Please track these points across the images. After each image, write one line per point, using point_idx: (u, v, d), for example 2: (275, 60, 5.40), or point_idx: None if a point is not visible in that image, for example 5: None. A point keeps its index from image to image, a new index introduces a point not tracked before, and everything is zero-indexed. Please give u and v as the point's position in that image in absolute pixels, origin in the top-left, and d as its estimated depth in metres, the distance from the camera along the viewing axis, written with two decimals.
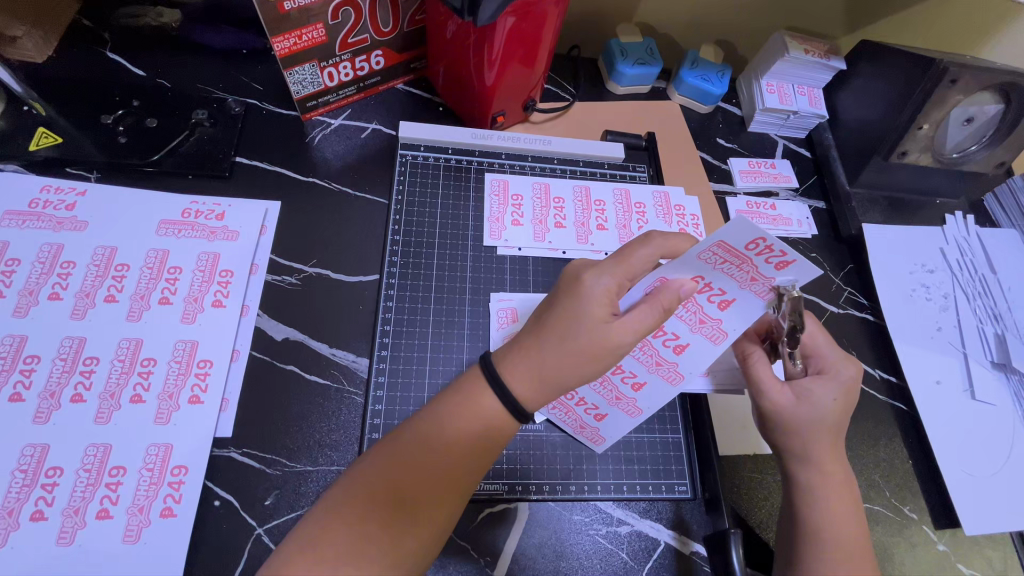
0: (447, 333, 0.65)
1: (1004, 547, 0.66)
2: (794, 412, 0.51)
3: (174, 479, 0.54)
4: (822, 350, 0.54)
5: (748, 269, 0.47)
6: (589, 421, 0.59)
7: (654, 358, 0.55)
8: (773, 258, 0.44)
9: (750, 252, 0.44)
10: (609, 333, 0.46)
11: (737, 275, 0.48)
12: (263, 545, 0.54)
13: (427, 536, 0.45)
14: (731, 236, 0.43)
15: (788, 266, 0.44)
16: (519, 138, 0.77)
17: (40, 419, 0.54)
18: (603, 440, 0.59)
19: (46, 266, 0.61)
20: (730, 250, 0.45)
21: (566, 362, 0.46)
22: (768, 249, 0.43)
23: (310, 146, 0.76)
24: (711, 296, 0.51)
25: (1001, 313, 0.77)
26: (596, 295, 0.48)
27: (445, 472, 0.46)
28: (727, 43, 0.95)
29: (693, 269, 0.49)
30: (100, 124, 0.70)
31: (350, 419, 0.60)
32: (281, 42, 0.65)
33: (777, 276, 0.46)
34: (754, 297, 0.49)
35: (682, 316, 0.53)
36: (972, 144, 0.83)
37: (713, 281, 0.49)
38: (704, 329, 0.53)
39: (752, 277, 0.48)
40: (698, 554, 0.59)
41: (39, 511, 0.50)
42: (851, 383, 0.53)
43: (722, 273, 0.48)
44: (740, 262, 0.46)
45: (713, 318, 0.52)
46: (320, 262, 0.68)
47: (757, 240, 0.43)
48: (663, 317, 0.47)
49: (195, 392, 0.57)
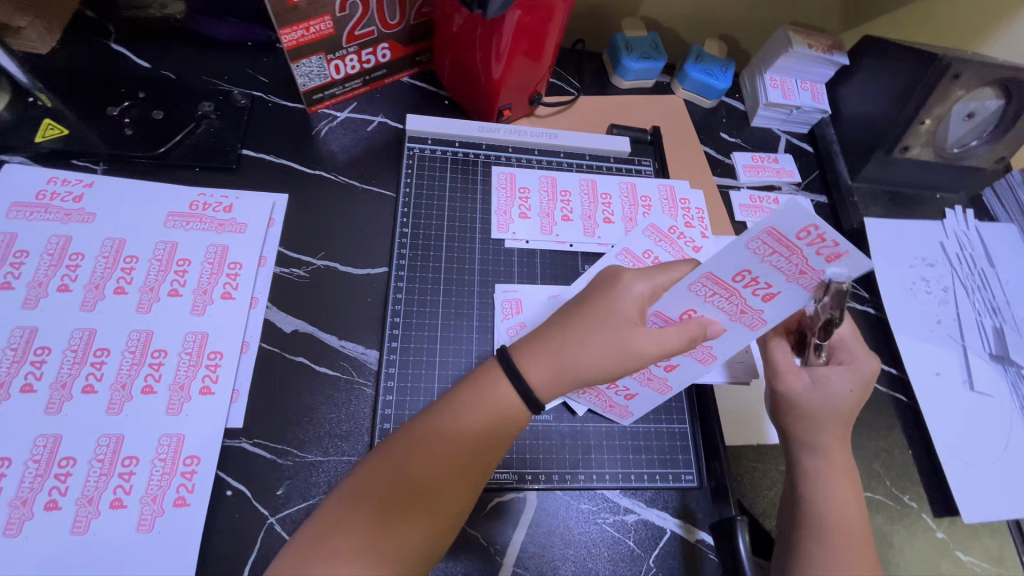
0: (456, 324, 0.65)
1: (1001, 534, 0.67)
2: (809, 399, 0.53)
3: (186, 470, 0.54)
4: (846, 344, 0.55)
5: (797, 261, 0.43)
6: (619, 400, 0.60)
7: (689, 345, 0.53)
8: (823, 249, 0.40)
9: (800, 240, 0.41)
10: (635, 342, 0.47)
11: (785, 267, 0.43)
12: (276, 534, 0.54)
13: (439, 529, 0.46)
14: (783, 220, 0.40)
15: (839, 260, 0.40)
16: (526, 131, 0.77)
17: (52, 410, 0.54)
18: (631, 415, 0.62)
19: (54, 257, 0.61)
20: (780, 237, 0.41)
21: (586, 362, 0.47)
22: (821, 237, 0.40)
23: (317, 139, 0.76)
24: (756, 291, 0.46)
25: (999, 306, 0.78)
26: (630, 302, 0.49)
27: (456, 465, 0.47)
28: (730, 37, 0.95)
29: (737, 260, 0.45)
30: (105, 116, 0.70)
31: (360, 410, 0.61)
32: (289, 34, 0.65)
33: (827, 271, 0.42)
34: (801, 291, 0.45)
35: (724, 306, 0.49)
36: (973, 139, 0.84)
37: (759, 274, 0.45)
38: (744, 317, 0.49)
39: (801, 269, 0.43)
40: (703, 542, 0.59)
41: (53, 500, 0.51)
42: (870, 376, 0.53)
43: (768, 266, 0.44)
44: (789, 253, 0.42)
45: (755, 309, 0.48)
46: (328, 254, 0.68)
47: (810, 225, 0.39)
48: (688, 344, 0.49)
49: (206, 383, 0.58)
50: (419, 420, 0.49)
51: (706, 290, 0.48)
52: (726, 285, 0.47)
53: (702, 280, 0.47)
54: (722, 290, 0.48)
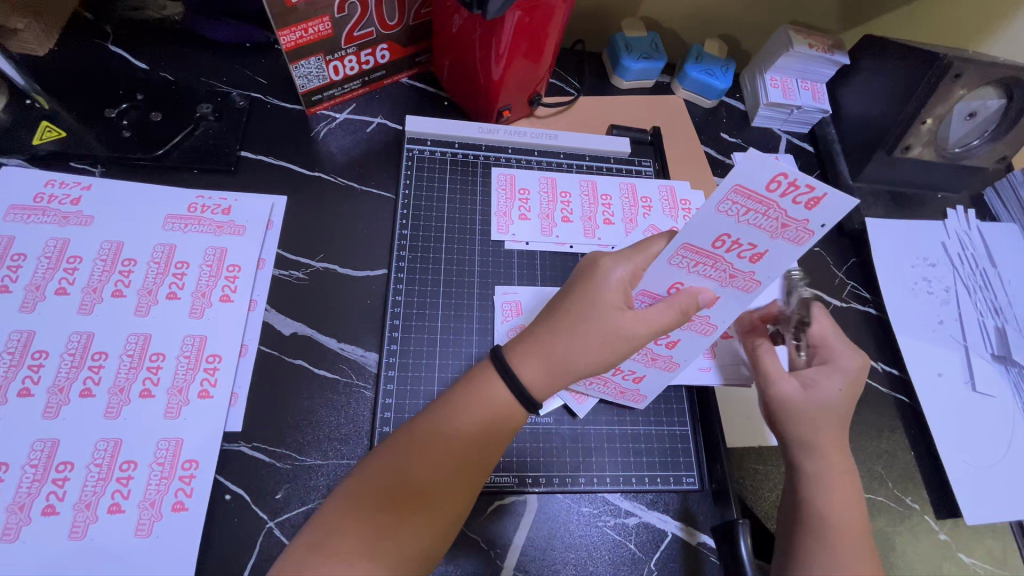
0: (456, 326, 0.65)
1: (1003, 535, 0.67)
2: (800, 402, 0.53)
3: (185, 474, 0.54)
4: (827, 341, 0.55)
5: (775, 215, 0.43)
6: (628, 385, 0.61)
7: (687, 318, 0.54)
8: (800, 196, 0.40)
9: (772, 193, 0.41)
10: (622, 322, 0.48)
11: (765, 223, 0.43)
12: (274, 539, 0.54)
13: (438, 531, 0.46)
14: (749, 175, 0.40)
15: (819, 204, 0.40)
16: (526, 132, 0.77)
17: (49, 414, 0.54)
18: (643, 398, 0.62)
19: (52, 261, 0.60)
20: (749, 194, 0.41)
21: (576, 347, 0.48)
22: (792, 185, 0.40)
23: (315, 140, 0.76)
24: (741, 253, 0.47)
25: (1001, 306, 0.78)
26: (610, 284, 0.49)
27: (455, 466, 0.47)
28: (730, 37, 0.95)
29: (714, 227, 0.45)
30: (103, 118, 0.70)
31: (359, 413, 0.60)
32: (287, 35, 0.65)
33: (811, 218, 0.42)
34: (788, 244, 0.45)
35: (712, 274, 0.50)
36: (974, 138, 0.83)
37: (740, 236, 0.45)
38: (735, 282, 0.50)
39: (782, 223, 0.43)
40: (705, 545, 0.59)
41: (51, 505, 0.50)
42: (857, 373, 0.53)
43: (748, 225, 0.44)
44: (765, 208, 0.42)
45: (744, 271, 0.48)
46: (327, 257, 0.68)
47: (779, 175, 0.39)
48: (681, 318, 0.49)
49: (204, 387, 0.57)
50: (422, 418, 0.49)
51: (688, 262, 0.49)
52: (708, 254, 0.47)
53: (680, 252, 0.48)
54: (705, 259, 0.48)
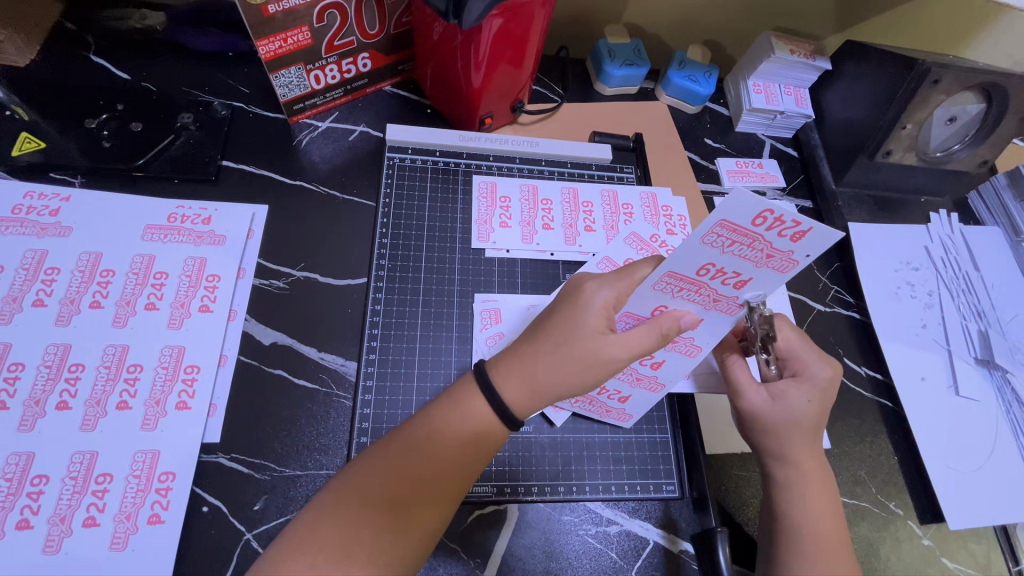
0: (435, 335, 0.65)
1: (987, 539, 0.67)
2: (769, 415, 0.52)
3: (162, 486, 0.53)
4: (796, 353, 0.54)
5: (760, 247, 0.44)
6: (614, 404, 0.61)
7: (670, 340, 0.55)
8: (785, 230, 0.41)
9: (758, 228, 0.42)
10: (604, 347, 0.48)
11: (750, 255, 0.45)
12: (252, 550, 0.53)
13: (411, 544, 0.45)
14: (736, 212, 0.40)
15: (803, 237, 0.41)
16: (507, 140, 0.77)
17: (25, 427, 0.53)
18: (630, 417, 0.62)
19: (29, 272, 0.60)
20: (736, 228, 0.42)
21: (558, 369, 0.48)
22: (778, 221, 0.40)
23: (298, 148, 0.76)
24: (726, 280, 0.48)
25: (984, 310, 0.78)
26: (594, 307, 0.49)
27: (432, 477, 0.46)
28: (714, 43, 0.95)
29: (700, 258, 0.45)
30: (83, 129, 0.70)
31: (339, 423, 0.60)
32: (267, 45, 0.65)
33: (795, 250, 0.43)
34: (772, 273, 0.46)
35: (696, 299, 0.51)
36: (955, 143, 0.84)
37: (725, 265, 0.46)
38: (719, 305, 0.51)
39: (766, 254, 0.44)
40: (686, 552, 0.59)
41: (25, 519, 0.50)
42: (827, 384, 0.53)
43: (733, 256, 0.45)
44: (750, 240, 0.43)
45: (728, 295, 0.50)
46: (308, 266, 0.68)
47: (765, 213, 0.40)
48: (661, 341, 0.49)
49: (182, 398, 0.57)
50: (408, 424, 0.49)
51: (673, 287, 0.50)
52: (692, 281, 0.48)
53: (665, 279, 0.48)
54: (689, 286, 0.49)
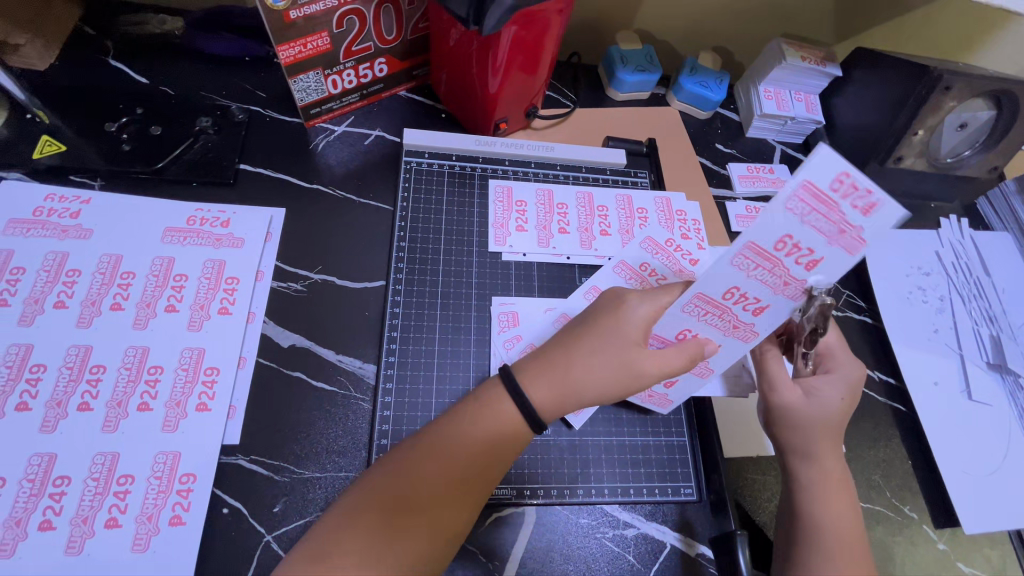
0: (454, 339, 0.65)
1: (1002, 544, 0.67)
2: (803, 411, 0.52)
3: (182, 487, 0.53)
4: (831, 351, 0.56)
5: (836, 221, 0.36)
6: (658, 390, 0.62)
7: (729, 323, 0.49)
8: (858, 199, 0.34)
9: (834, 195, 0.35)
10: (640, 362, 0.49)
11: (825, 229, 0.37)
12: (272, 552, 0.53)
13: (433, 541, 0.45)
14: (812, 172, 0.34)
15: (876, 210, 0.34)
16: (523, 144, 0.78)
17: (47, 429, 0.54)
18: (670, 403, 0.63)
19: (51, 274, 0.61)
20: (811, 194, 0.35)
21: (591, 383, 0.49)
22: (852, 186, 0.34)
23: (314, 152, 0.76)
24: (799, 261, 0.40)
25: (995, 315, 0.78)
26: (634, 322, 0.50)
27: (457, 478, 0.47)
28: (724, 49, 0.96)
29: (770, 229, 0.38)
30: (103, 132, 0.70)
31: (358, 425, 0.60)
32: (287, 50, 0.66)
33: (865, 226, 0.35)
34: (846, 255, 0.38)
35: (766, 280, 0.43)
36: (965, 150, 0.85)
37: (799, 242, 0.38)
38: (789, 291, 0.43)
39: (841, 230, 0.36)
40: (703, 556, 0.59)
41: (48, 520, 0.50)
42: (858, 382, 0.54)
43: (805, 231, 0.38)
44: (825, 211, 0.36)
45: (797, 279, 0.42)
46: (325, 268, 0.68)
47: (841, 174, 0.34)
48: (689, 363, 0.50)
49: (202, 400, 0.58)
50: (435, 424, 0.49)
51: (747, 266, 0.42)
52: (717, 304, 0.48)
53: (693, 301, 0.48)
54: (714, 309, 0.48)
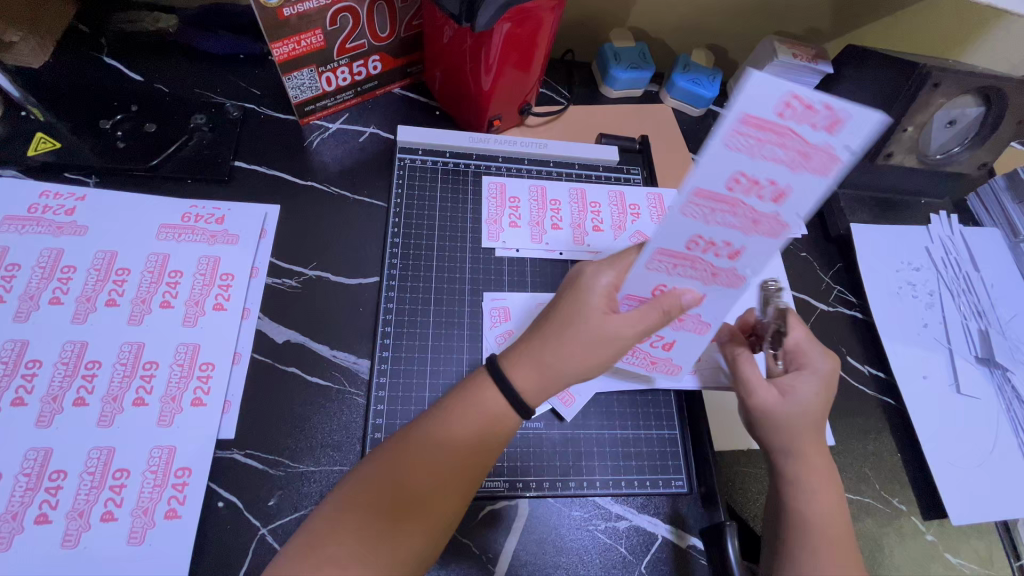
0: (447, 333, 0.66)
1: (989, 535, 0.68)
2: (780, 411, 0.54)
3: (178, 481, 0.54)
4: (802, 348, 0.56)
5: (793, 145, 0.37)
6: (659, 354, 0.60)
7: (709, 270, 0.49)
8: (818, 118, 0.35)
9: (786, 119, 0.36)
10: (609, 323, 0.49)
11: (783, 156, 0.38)
12: (268, 545, 0.54)
13: (427, 540, 0.46)
14: (759, 99, 0.35)
15: (841, 125, 0.35)
16: (516, 141, 0.79)
17: (43, 423, 0.54)
18: (679, 369, 0.61)
19: (46, 271, 0.61)
20: (759, 124, 0.36)
21: (567, 349, 0.49)
22: (808, 105, 0.35)
23: (308, 150, 0.76)
24: (761, 195, 0.41)
25: (984, 310, 0.79)
26: (596, 288, 0.51)
27: (444, 478, 0.47)
28: (717, 47, 0.96)
29: (725, 166, 0.39)
30: (97, 130, 0.71)
31: (352, 419, 0.61)
32: (280, 48, 0.66)
33: (835, 144, 0.36)
34: (813, 180, 0.38)
35: (732, 222, 0.44)
36: (955, 146, 0.86)
37: (756, 173, 0.39)
38: (760, 229, 0.44)
39: (803, 154, 0.37)
40: (694, 547, 0.60)
41: (44, 514, 0.51)
42: (829, 375, 0.55)
43: (763, 161, 0.38)
44: (780, 137, 0.37)
45: (767, 215, 0.42)
46: (320, 264, 0.69)
47: (790, 95, 0.34)
48: (663, 318, 0.50)
49: (197, 395, 0.58)
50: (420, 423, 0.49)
51: (704, 211, 0.43)
52: (684, 255, 0.48)
53: (658, 257, 0.48)
54: (683, 260, 0.48)
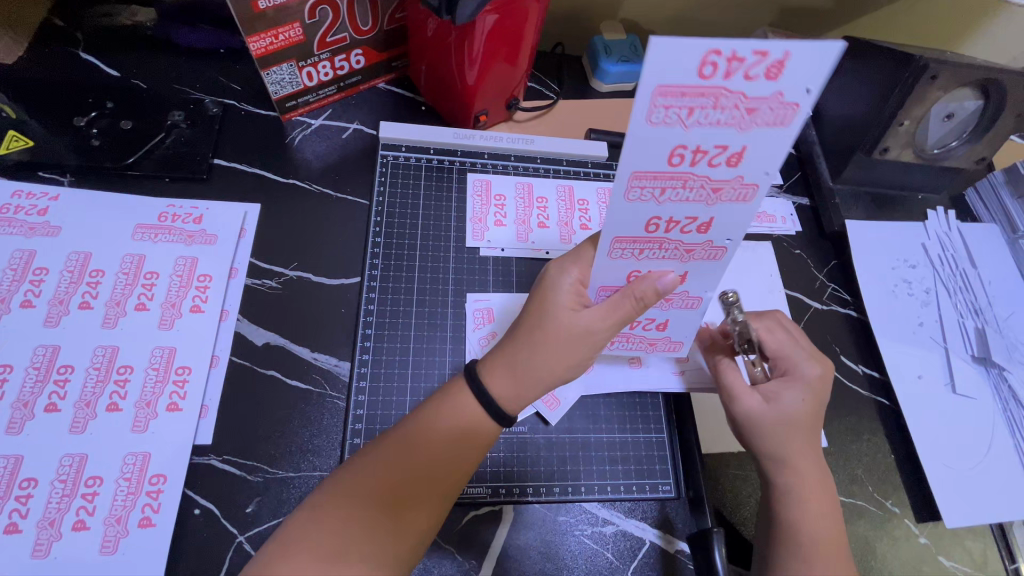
0: (430, 335, 0.64)
1: (984, 538, 0.67)
2: (766, 417, 0.52)
3: (153, 489, 0.53)
4: (785, 353, 0.55)
5: (731, 102, 0.33)
6: (655, 335, 0.58)
7: (681, 249, 0.46)
8: (753, 69, 0.31)
9: (713, 80, 0.32)
10: (579, 320, 0.49)
11: (724, 117, 0.34)
12: (245, 553, 0.53)
13: (424, 533, 0.46)
14: (674, 67, 0.32)
15: (783, 68, 0.31)
16: (503, 137, 0.77)
17: (13, 430, 0.53)
18: (679, 344, 0.59)
19: (18, 273, 0.59)
20: (680, 91, 0.33)
21: (540, 348, 0.48)
22: (734, 60, 0.31)
23: (290, 147, 0.75)
24: (712, 160, 0.37)
25: (981, 307, 0.78)
26: (562, 286, 0.50)
27: (442, 470, 0.46)
28: (711, 39, 0.94)
29: (660, 141, 0.36)
30: (72, 127, 0.69)
31: (332, 424, 0.59)
32: (257, 42, 0.64)
33: (783, 90, 0.32)
34: (767, 132, 0.35)
35: (688, 196, 0.41)
36: (953, 140, 0.84)
37: (697, 142, 0.36)
38: (724, 196, 0.40)
39: (747, 108, 0.34)
40: (683, 552, 0.58)
41: (14, 523, 0.49)
42: (817, 382, 0.53)
43: (701, 127, 0.35)
44: (712, 99, 0.33)
45: (727, 180, 0.39)
46: (301, 265, 0.67)
47: (709, 55, 0.31)
48: (638, 306, 0.48)
49: (173, 399, 0.57)
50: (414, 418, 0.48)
51: (653, 192, 0.40)
52: (648, 239, 0.45)
53: (618, 245, 0.45)
54: (648, 244, 0.45)
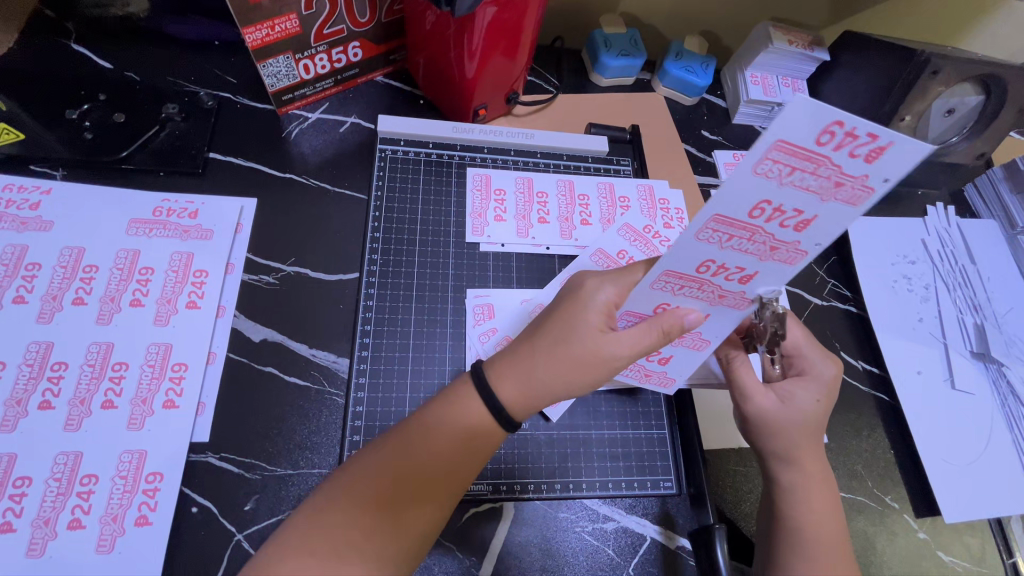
0: (429, 331, 0.64)
1: (982, 532, 0.67)
2: (778, 416, 0.52)
3: (149, 487, 0.52)
4: (802, 352, 0.54)
5: (827, 173, 0.34)
6: (655, 368, 0.58)
7: (716, 294, 0.47)
8: (858, 148, 0.32)
9: (823, 148, 0.32)
10: (604, 343, 0.48)
11: (815, 185, 0.35)
12: (244, 551, 0.52)
13: (425, 537, 0.45)
14: (796, 128, 0.31)
15: (882, 155, 0.32)
16: (502, 131, 0.76)
17: (7, 427, 0.52)
18: (673, 381, 0.59)
19: (9, 268, 0.58)
20: (794, 151, 0.33)
21: (559, 367, 0.47)
22: (850, 136, 0.31)
23: (287, 140, 0.74)
24: (784, 222, 0.38)
25: (980, 304, 0.78)
26: (596, 304, 0.49)
27: (445, 474, 0.46)
28: (711, 34, 0.94)
29: (750, 193, 0.36)
30: (64, 120, 0.68)
31: (331, 421, 0.59)
32: (253, 33, 0.63)
33: (872, 174, 0.33)
34: (840, 206, 0.36)
35: (748, 249, 0.41)
36: (953, 135, 0.85)
37: (782, 202, 0.36)
38: (777, 255, 0.41)
39: (835, 182, 0.34)
40: (683, 548, 0.58)
41: (8, 522, 0.49)
42: (831, 382, 0.53)
43: (792, 189, 0.35)
44: (813, 166, 0.33)
45: (787, 242, 0.40)
46: (298, 260, 0.67)
47: (833, 124, 0.31)
48: (663, 338, 0.48)
49: (169, 397, 0.56)
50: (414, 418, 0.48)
51: (720, 237, 0.40)
52: (693, 278, 0.45)
53: (663, 278, 0.45)
54: (689, 283, 0.46)
